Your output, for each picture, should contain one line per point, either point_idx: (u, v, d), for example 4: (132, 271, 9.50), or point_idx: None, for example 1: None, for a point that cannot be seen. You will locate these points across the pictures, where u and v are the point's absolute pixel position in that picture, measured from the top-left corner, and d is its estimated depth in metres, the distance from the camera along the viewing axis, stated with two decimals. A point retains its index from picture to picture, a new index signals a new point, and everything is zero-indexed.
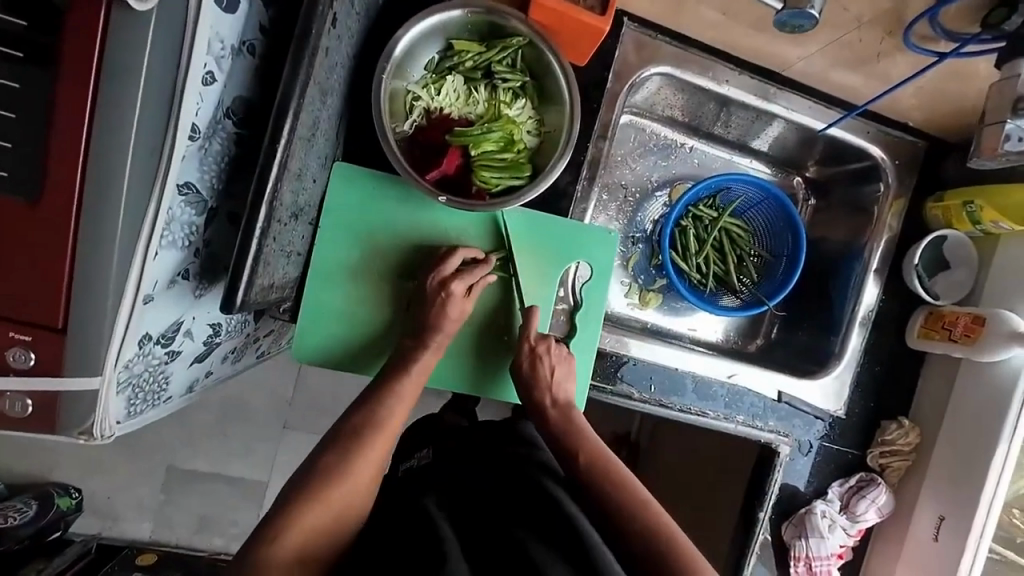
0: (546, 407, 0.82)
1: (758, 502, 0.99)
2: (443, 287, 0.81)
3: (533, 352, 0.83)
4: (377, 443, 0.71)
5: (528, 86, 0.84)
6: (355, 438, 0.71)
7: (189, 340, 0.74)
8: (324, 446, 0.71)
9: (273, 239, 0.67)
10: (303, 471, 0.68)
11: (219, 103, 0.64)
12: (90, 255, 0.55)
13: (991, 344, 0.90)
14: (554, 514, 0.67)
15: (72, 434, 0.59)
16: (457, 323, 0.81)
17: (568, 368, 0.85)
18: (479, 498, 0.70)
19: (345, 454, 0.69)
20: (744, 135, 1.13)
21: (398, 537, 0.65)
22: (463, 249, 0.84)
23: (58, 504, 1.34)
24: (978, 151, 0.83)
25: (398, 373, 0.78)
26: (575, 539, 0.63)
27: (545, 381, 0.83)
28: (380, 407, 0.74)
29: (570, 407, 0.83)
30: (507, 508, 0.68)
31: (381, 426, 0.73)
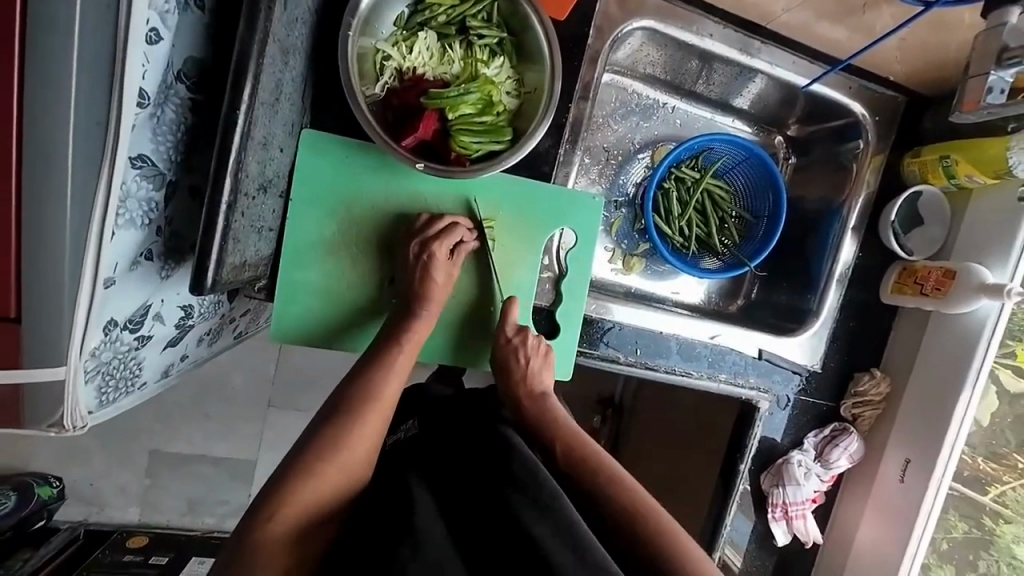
0: (521, 399, 0.84)
1: (739, 455, 1.03)
2: (424, 250, 0.78)
3: (510, 345, 0.84)
4: (374, 415, 0.71)
5: (506, 43, 0.80)
6: (353, 410, 0.70)
7: (160, 323, 0.71)
8: (320, 421, 0.70)
9: (242, 214, 0.63)
10: (298, 448, 0.67)
11: (168, 65, 0.58)
12: (37, 239, 0.50)
13: (961, 296, 0.93)
14: (532, 474, 0.63)
15: (41, 426, 0.56)
16: (444, 290, 0.80)
17: (546, 364, 0.87)
18: (466, 472, 0.68)
19: (343, 427, 0.68)
20: (726, 94, 1.10)
21: (374, 511, 0.63)
22: (450, 216, 0.82)
23: (39, 494, 1.31)
24: (961, 105, 0.81)
25: (393, 346, 0.76)
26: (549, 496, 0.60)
27: (518, 373, 0.84)
28: (373, 384, 0.73)
29: (546, 398, 0.85)
30: (496, 477, 0.64)
31: (378, 397, 0.72)
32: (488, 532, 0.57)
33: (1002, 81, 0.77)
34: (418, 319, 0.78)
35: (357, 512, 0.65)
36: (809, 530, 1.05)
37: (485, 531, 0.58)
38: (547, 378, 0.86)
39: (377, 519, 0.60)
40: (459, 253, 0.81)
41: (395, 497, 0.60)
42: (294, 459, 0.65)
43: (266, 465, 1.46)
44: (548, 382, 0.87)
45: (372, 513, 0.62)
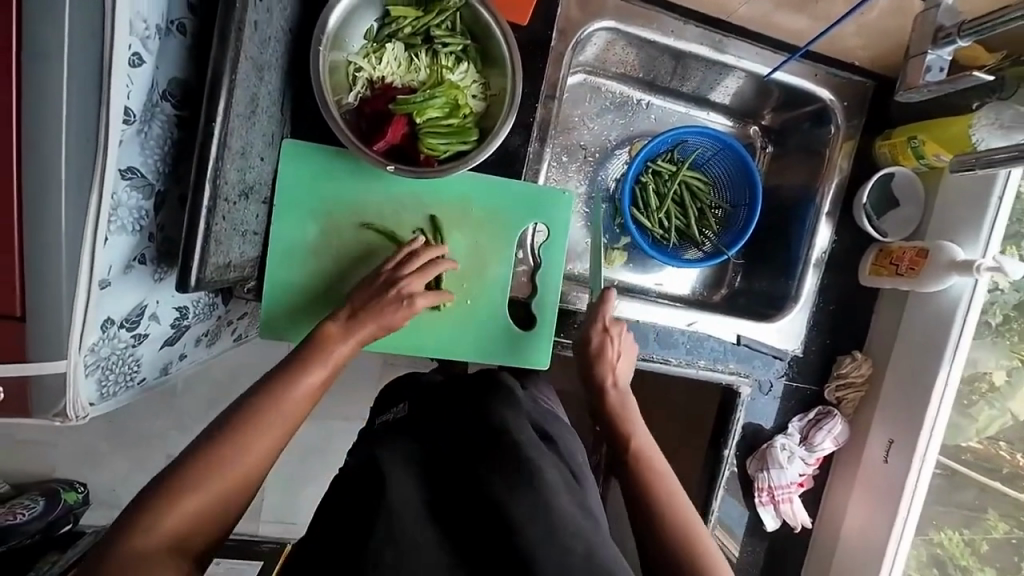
0: (607, 383, 0.87)
1: (723, 441, 1.05)
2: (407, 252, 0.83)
3: (604, 332, 0.88)
4: (285, 417, 0.70)
5: (470, 50, 0.84)
6: (262, 412, 0.69)
7: (155, 323, 0.76)
8: (226, 420, 0.68)
9: (223, 218, 0.68)
10: (196, 446, 0.66)
11: (153, 85, 0.64)
12: (38, 244, 0.57)
13: (932, 275, 0.94)
14: (513, 452, 0.64)
15: (47, 416, 0.62)
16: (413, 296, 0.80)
17: (630, 360, 0.90)
18: (447, 443, 0.68)
19: (253, 428, 0.68)
20: (698, 88, 1.13)
21: (349, 480, 0.64)
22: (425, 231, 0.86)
23: (65, 498, 1.39)
24: (903, 85, 0.88)
25: (326, 348, 0.76)
26: (528, 477, 0.61)
27: (609, 361, 0.88)
28: (292, 386, 0.71)
29: (627, 393, 0.87)
30: (476, 449, 0.65)
31: (287, 406, 0.70)
32: (463, 511, 0.60)
33: (939, 61, 0.85)
34: (369, 324, 0.78)
35: (337, 482, 0.67)
36: (797, 513, 1.06)
37: (461, 511, 0.60)
38: (625, 373, 0.90)
39: (354, 492, 0.62)
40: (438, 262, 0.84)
41: (372, 472, 0.62)
42: (193, 455, 0.65)
43: None
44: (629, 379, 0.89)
45: (350, 482, 0.64)
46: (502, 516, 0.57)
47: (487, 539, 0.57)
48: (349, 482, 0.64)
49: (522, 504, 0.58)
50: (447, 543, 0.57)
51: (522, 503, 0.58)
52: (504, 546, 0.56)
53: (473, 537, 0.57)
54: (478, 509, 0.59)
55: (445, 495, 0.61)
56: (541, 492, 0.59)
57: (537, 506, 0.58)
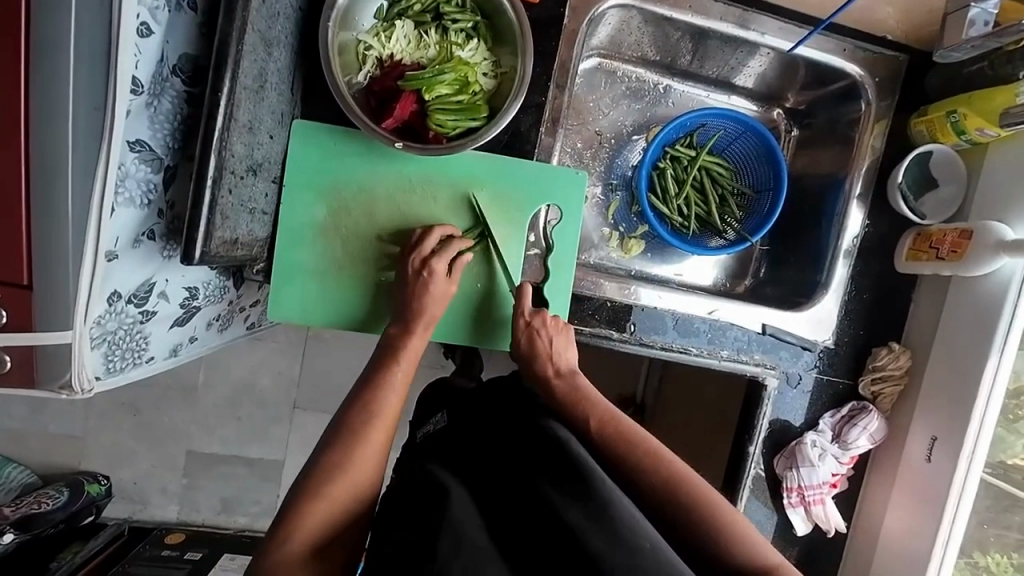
0: (548, 377, 0.79)
1: (748, 436, 0.98)
2: (424, 266, 0.82)
3: (528, 327, 0.83)
4: (377, 435, 0.71)
5: (480, 26, 0.83)
6: (355, 432, 0.70)
7: (164, 301, 0.76)
8: (324, 446, 0.70)
9: (229, 191, 0.68)
10: (304, 474, 0.68)
11: (162, 59, 0.64)
12: (47, 213, 0.58)
13: (978, 256, 0.87)
14: (565, 459, 0.60)
15: (53, 388, 0.62)
16: (440, 304, 0.82)
17: (566, 340, 0.83)
18: (500, 456, 0.66)
19: (346, 452, 0.69)
20: (719, 69, 1.10)
21: (404, 497, 0.64)
22: (438, 228, 0.85)
23: (88, 489, 1.41)
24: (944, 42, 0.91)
25: (392, 363, 0.78)
26: (586, 484, 0.57)
27: (541, 353, 0.80)
28: (376, 403, 0.74)
29: (575, 375, 0.79)
30: (529, 459, 0.63)
31: (377, 421, 0.72)
32: (523, 522, 0.56)
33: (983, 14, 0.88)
34: (411, 337, 0.80)
35: (391, 503, 0.65)
36: (831, 516, 0.98)
37: (521, 522, 0.56)
38: (570, 356, 0.82)
39: (410, 507, 0.60)
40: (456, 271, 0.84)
41: (428, 489, 0.60)
42: (299, 484, 0.67)
43: (291, 467, 1.51)
44: (574, 360, 0.81)
45: (403, 501, 0.62)
46: (562, 521, 0.53)
47: (550, 548, 0.53)
48: (402, 501, 0.63)
49: (580, 509, 0.54)
50: (510, 555, 0.53)
51: (583, 508, 0.54)
52: (569, 551, 0.51)
53: (540, 552, 0.53)
54: (539, 517, 0.55)
55: (501, 509, 0.58)
56: (599, 494, 0.56)
57: (597, 508, 0.54)
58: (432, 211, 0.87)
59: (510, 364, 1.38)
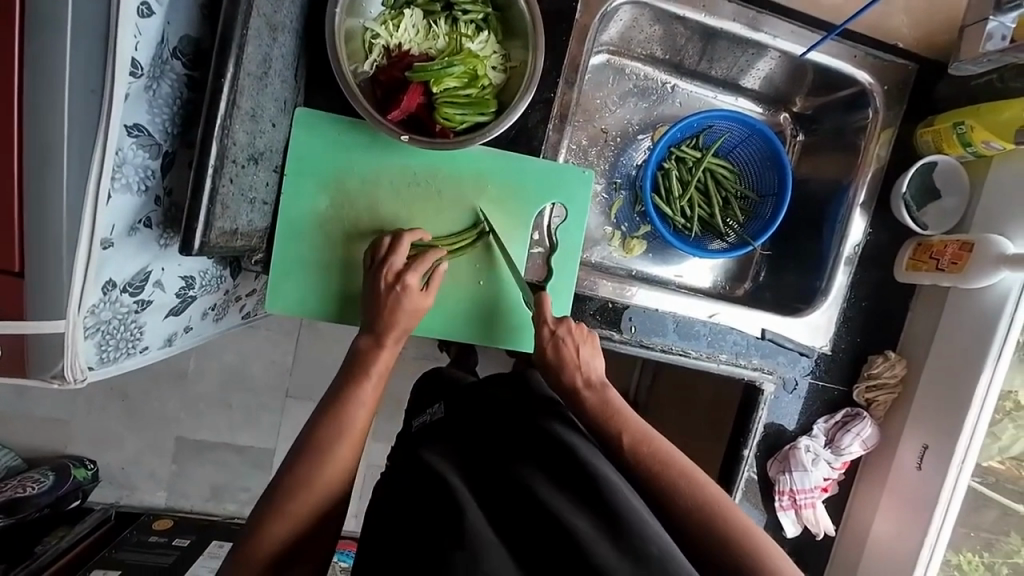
0: (578, 388, 0.77)
1: (743, 439, 0.99)
2: (398, 280, 0.78)
3: (554, 336, 0.79)
4: (344, 450, 0.72)
5: (491, 18, 0.81)
6: (321, 449, 0.71)
7: (160, 291, 0.74)
8: (292, 459, 0.72)
9: (230, 180, 0.66)
10: (272, 486, 0.70)
11: (163, 40, 0.62)
12: (40, 200, 0.56)
13: (978, 270, 0.88)
14: (572, 464, 0.61)
15: (45, 377, 0.60)
16: (414, 318, 0.79)
17: (597, 352, 0.81)
18: (501, 452, 0.64)
19: (310, 471, 0.70)
20: (729, 70, 1.08)
21: (405, 492, 0.60)
22: (408, 234, 0.81)
23: (74, 474, 1.39)
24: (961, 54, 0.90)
25: (360, 378, 0.77)
26: (594, 491, 0.57)
27: (570, 361, 0.79)
28: (345, 416, 0.74)
29: (606, 387, 0.77)
30: (533, 458, 0.62)
31: (344, 437, 0.72)
32: (528, 521, 0.55)
33: (1002, 28, 0.86)
34: (382, 350, 0.78)
35: (388, 495, 0.63)
36: (820, 520, 1.00)
37: (525, 521, 0.55)
38: (597, 364, 0.80)
39: (410, 501, 0.58)
40: (433, 284, 0.81)
41: (432, 485, 0.58)
42: (265, 499, 0.70)
43: (281, 456, 1.49)
44: (602, 370, 0.79)
45: (402, 493, 0.61)
46: (571, 529, 0.53)
47: (557, 554, 0.52)
48: (400, 493, 0.61)
49: (589, 520, 0.54)
50: (516, 554, 0.53)
51: (590, 516, 0.55)
52: (575, 556, 0.51)
53: (545, 552, 0.52)
54: (544, 519, 0.54)
55: (504, 508, 0.57)
56: (607, 503, 0.56)
57: (605, 517, 0.55)
58: (434, 208, 0.86)
59: (505, 360, 1.37)
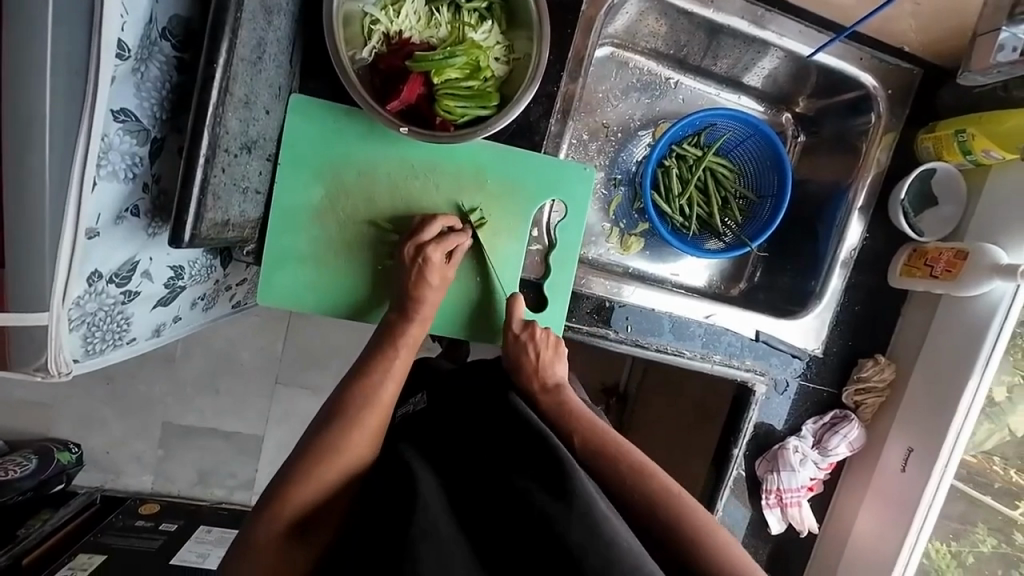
0: (533, 392, 0.78)
1: (734, 438, 1.00)
2: (419, 253, 0.79)
3: (516, 340, 0.82)
4: (373, 420, 0.69)
5: (495, 8, 0.79)
6: (347, 419, 0.68)
7: (148, 281, 0.72)
8: (316, 429, 0.68)
9: (221, 170, 0.63)
10: (297, 449, 0.67)
11: (151, 20, 0.59)
12: (21, 189, 0.53)
13: (973, 279, 0.89)
14: (543, 452, 0.59)
15: (29, 370, 0.59)
16: (438, 293, 0.79)
17: (558, 356, 0.82)
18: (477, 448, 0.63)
19: (336, 439, 0.66)
20: (733, 68, 1.07)
21: (378, 491, 0.59)
22: (443, 217, 0.82)
23: (58, 458, 1.37)
24: (969, 65, 0.85)
25: (390, 347, 0.75)
26: (563, 480, 0.55)
27: (528, 366, 0.80)
28: (373, 389, 0.71)
29: (561, 390, 0.78)
30: (508, 450, 0.61)
31: (377, 404, 0.70)
32: (498, 516, 0.53)
33: (1014, 39, 0.80)
34: (410, 324, 0.77)
35: (366, 496, 0.61)
36: (805, 518, 1.02)
37: (497, 517, 0.54)
38: (559, 370, 0.81)
39: (380, 496, 0.58)
40: (455, 257, 0.81)
41: (399, 481, 0.57)
42: (290, 463, 0.65)
43: (271, 443, 1.48)
44: (562, 375, 0.81)
45: (376, 491, 0.59)
46: (532, 510, 0.51)
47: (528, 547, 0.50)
48: (374, 493, 0.59)
49: (551, 498, 0.53)
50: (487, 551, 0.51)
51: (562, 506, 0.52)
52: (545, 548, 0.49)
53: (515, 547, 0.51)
54: (515, 513, 0.52)
55: (471, 497, 0.56)
56: (569, 482, 0.54)
57: (565, 493, 0.53)
58: (430, 202, 0.84)
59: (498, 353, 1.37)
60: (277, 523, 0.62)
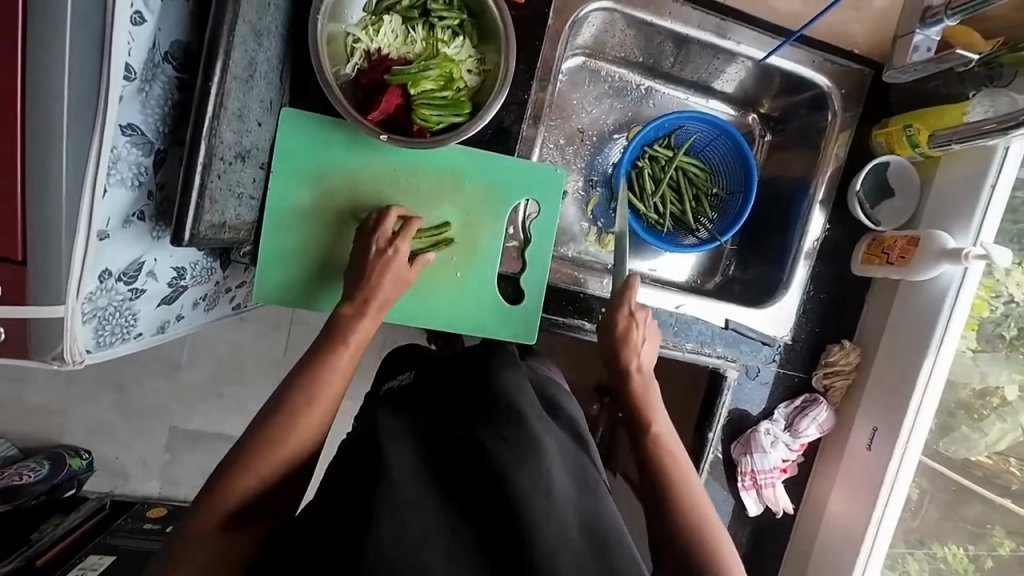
0: (630, 369, 0.87)
1: (707, 424, 1.05)
2: (389, 245, 0.83)
3: (631, 316, 0.87)
4: (316, 411, 0.74)
5: (467, 24, 0.86)
6: (291, 411, 0.73)
7: (153, 280, 0.79)
8: (262, 418, 0.74)
9: (217, 176, 0.70)
10: (245, 437, 0.73)
11: (155, 46, 0.66)
12: (41, 196, 0.61)
13: (923, 263, 0.94)
14: (512, 422, 0.63)
15: (45, 358, 0.65)
16: (396, 283, 0.83)
17: (654, 343, 0.89)
18: (449, 412, 0.66)
19: (281, 429, 0.72)
20: (701, 74, 1.14)
21: (352, 454, 0.62)
22: (394, 209, 0.86)
23: (70, 464, 1.44)
24: (893, 63, 0.98)
25: (338, 345, 0.79)
26: (530, 451, 0.60)
27: (628, 345, 0.87)
28: (317, 384, 0.76)
29: (649, 378, 0.87)
30: (478, 416, 0.64)
31: (321, 394, 0.76)
32: (465, 480, 0.58)
33: (928, 40, 0.94)
34: (363, 317, 0.80)
35: (340, 457, 0.64)
36: (780, 499, 1.06)
37: (464, 480, 0.58)
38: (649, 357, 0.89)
39: (354, 459, 0.61)
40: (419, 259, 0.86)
41: (372, 444, 0.60)
42: (240, 443, 0.71)
43: None
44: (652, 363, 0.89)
45: (351, 452, 0.62)
46: (507, 484, 0.56)
47: (488, 509, 0.56)
48: (350, 453, 0.62)
49: (527, 475, 0.57)
50: (450, 508, 0.56)
51: (526, 472, 0.57)
52: (503, 512, 0.55)
53: (477, 508, 0.56)
54: (482, 476, 0.57)
55: (445, 461, 0.60)
56: (542, 466, 0.59)
57: (540, 476, 0.58)
58: (410, 202, 0.91)
59: None
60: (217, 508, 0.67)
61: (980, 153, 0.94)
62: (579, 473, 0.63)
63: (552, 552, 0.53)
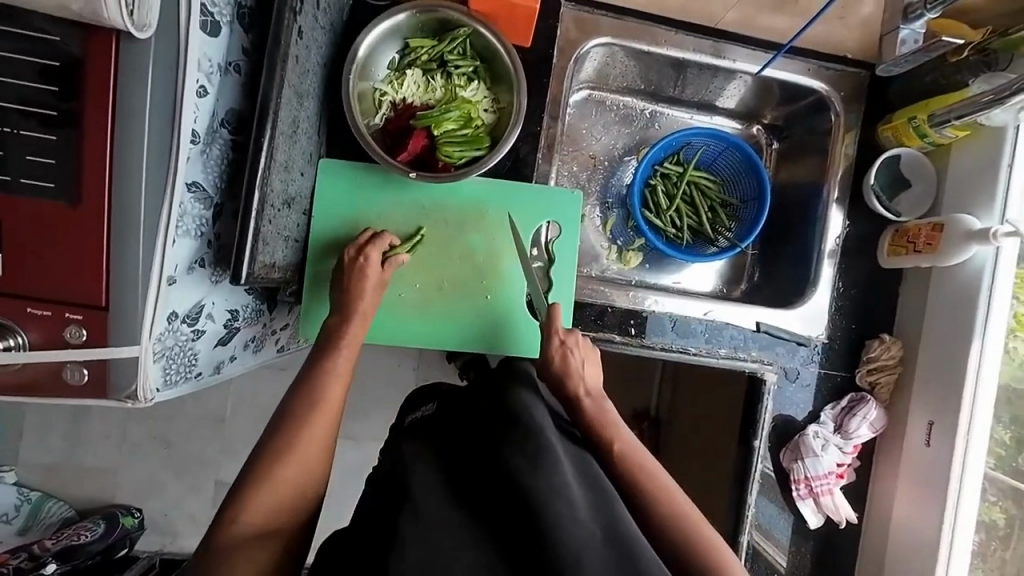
0: (579, 396, 0.82)
1: (753, 432, 1.01)
2: (359, 253, 0.89)
3: (563, 345, 0.86)
4: (320, 420, 0.76)
5: (480, 69, 0.95)
6: (298, 423, 0.75)
7: (211, 321, 0.86)
8: (269, 434, 0.75)
9: (269, 222, 0.78)
10: (253, 457, 0.74)
11: (214, 114, 0.76)
12: (121, 249, 0.69)
13: (953, 247, 0.94)
14: (528, 430, 0.63)
15: (121, 397, 0.72)
16: (373, 288, 0.88)
17: (595, 364, 0.86)
18: (469, 430, 0.67)
19: (290, 441, 0.74)
20: (702, 94, 1.20)
21: (378, 479, 0.64)
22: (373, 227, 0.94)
23: (124, 522, 1.49)
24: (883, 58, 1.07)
25: (334, 347, 0.83)
26: (547, 460, 0.60)
27: (565, 375, 0.84)
28: (318, 393, 0.78)
29: (603, 399, 0.82)
30: (495, 428, 0.65)
31: (324, 403, 0.78)
32: (486, 494, 0.59)
33: (912, 34, 1.05)
34: (348, 323, 0.85)
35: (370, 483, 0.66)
36: (840, 507, 1.01)
37: (485, 494, 0.59)
38: (593, 377, 0.85)
39: (380, 484, 0.63)
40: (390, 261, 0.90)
41: (396, 469, 0.63)
42: (245, 473, 0.72)
43: None
44: (598, 382, 0.84)
45: (378, 477, 0.65)
46: (525, 494, 0.56)
47: (511, 519, 0.56)
48: (377, 477, 0.65)
49: (544, 483, 0.57)
50: (475, 525, 0.57)
51: (544, 481, 0.57)
52: (525, 520, 0.55)
53: (501, 520, 0.57)
54: (501, 489, 0.58)
55: (467, 477, 0.62)
56: (559, 473, 0.59)
57: (558, 483, 0.58)
58: (434, 231, 0.97)
59: None
60: (237, 526, 0.69)
61: (991, 136, 0.95)
62: (600, 479, 0.63)
63: (575, 554, 0.53)
